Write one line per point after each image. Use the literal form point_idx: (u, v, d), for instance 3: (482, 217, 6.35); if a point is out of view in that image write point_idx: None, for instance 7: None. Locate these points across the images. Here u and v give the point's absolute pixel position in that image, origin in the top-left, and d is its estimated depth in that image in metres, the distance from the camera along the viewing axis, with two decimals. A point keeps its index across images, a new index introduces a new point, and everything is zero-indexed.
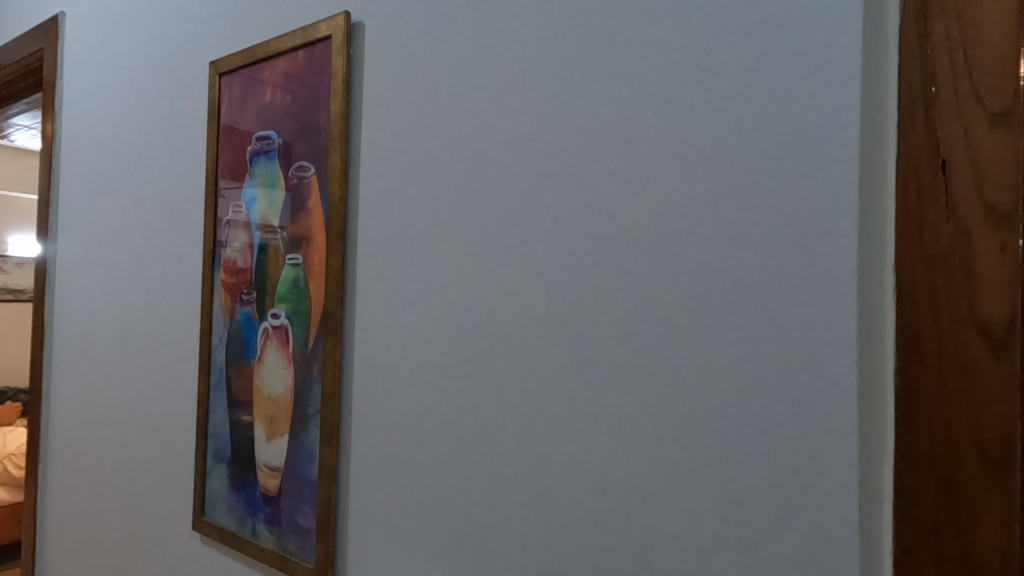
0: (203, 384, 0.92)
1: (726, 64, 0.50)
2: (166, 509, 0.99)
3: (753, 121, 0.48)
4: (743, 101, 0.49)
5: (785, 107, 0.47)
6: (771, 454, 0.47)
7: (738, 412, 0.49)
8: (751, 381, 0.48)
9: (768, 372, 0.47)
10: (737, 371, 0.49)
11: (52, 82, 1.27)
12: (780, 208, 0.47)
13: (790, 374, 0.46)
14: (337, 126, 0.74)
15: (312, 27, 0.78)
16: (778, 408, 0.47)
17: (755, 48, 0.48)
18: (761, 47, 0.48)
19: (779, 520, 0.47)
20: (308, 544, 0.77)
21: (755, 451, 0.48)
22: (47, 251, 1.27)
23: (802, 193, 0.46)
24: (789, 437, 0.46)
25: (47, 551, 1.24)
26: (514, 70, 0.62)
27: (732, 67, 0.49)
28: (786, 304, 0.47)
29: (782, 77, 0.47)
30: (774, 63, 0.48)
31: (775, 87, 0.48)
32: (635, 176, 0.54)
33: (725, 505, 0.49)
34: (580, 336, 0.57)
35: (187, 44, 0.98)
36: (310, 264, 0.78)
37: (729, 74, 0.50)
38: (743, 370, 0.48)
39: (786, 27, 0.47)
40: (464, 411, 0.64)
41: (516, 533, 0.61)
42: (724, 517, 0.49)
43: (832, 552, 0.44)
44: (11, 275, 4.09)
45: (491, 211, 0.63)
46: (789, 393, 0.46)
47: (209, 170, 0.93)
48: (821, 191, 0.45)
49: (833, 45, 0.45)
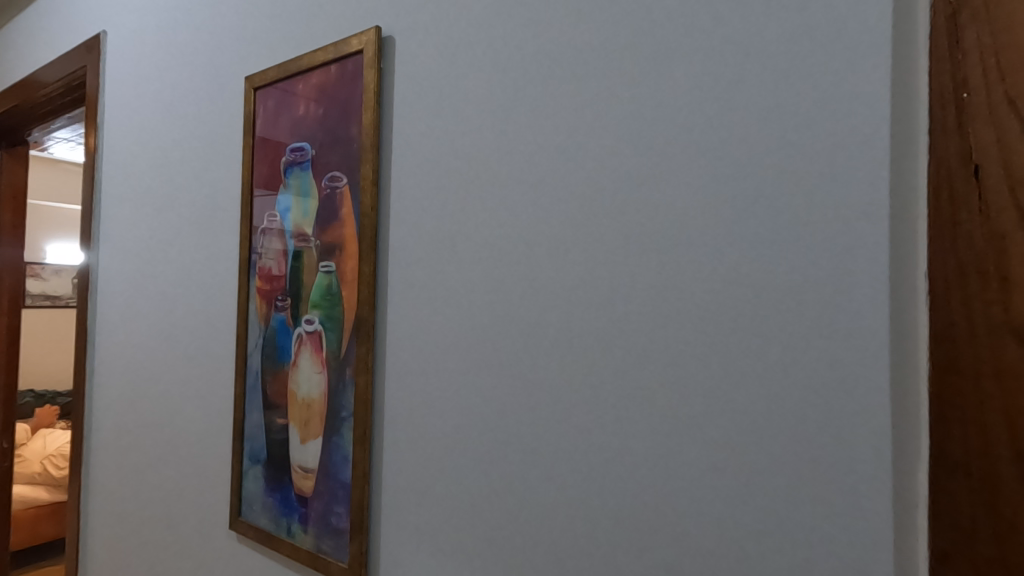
0: (240, 388, 0.95)
1: (754, 71, 0.50)
2: (205, 509, 1.03)
3: (781, 127, 0.49)
4: (771, 109, 0.49)
5: (814, 113, 0.47)
6: (802, 459, 0.48)
7: (768, 418, 0.49)
8: (782, 387, 0.48)
9: (798, 378, 0.48)
10: (768, 376, 0.49)
11: (94, 97, 1.33)
12: (810, 215, 0.47)
13: (822, 380, 0.47)
14: (368, 137, 0.76)
15: (344, 42, 0.80)
16: (809, 412, 0.47)
17: (784, 54, 0.49)
18: (790, 57, 0.49)
19: (812, 524, 0.47)
20: (342, 543, 0.79)
21: (787, 456, 0.48)
22: (91, 259, 1.33)
23: (832, 201, 0.46)
24: (820, 441, 0.47)
25: (91, 548, 1.29)
26: (542, 80, 0.64)
27: (760, 75, 0.50)
28: (817, 310, 0.47)
29: (810, 84, 0.48)
30: (802, 70, 0.48)
31: (803, 94, 0.48)
32: (662, 185, 0.55)
33: (757, 508, 0.50)
34: (610, 341, 0.58)
35: (223, 59, 1.02)
36: (342, 272, 0.80)
37: (756, 82, 0.50)
38: (774, 376, 0.49)
39: (815, 35, 0.48)
40: (495, 414, 0.66)
41: (548, 535, 0.62)
42: (754, 521, 0.50)
43: (866, 557, 0.45)
44: (49, 282, 4.24)
45: (520, 217, 0.65)
46: (821, 398, 0.47)
47: (245, 180, 0.96)
48: (851, 199, 0.46)
49: (862, 52, 0.45)
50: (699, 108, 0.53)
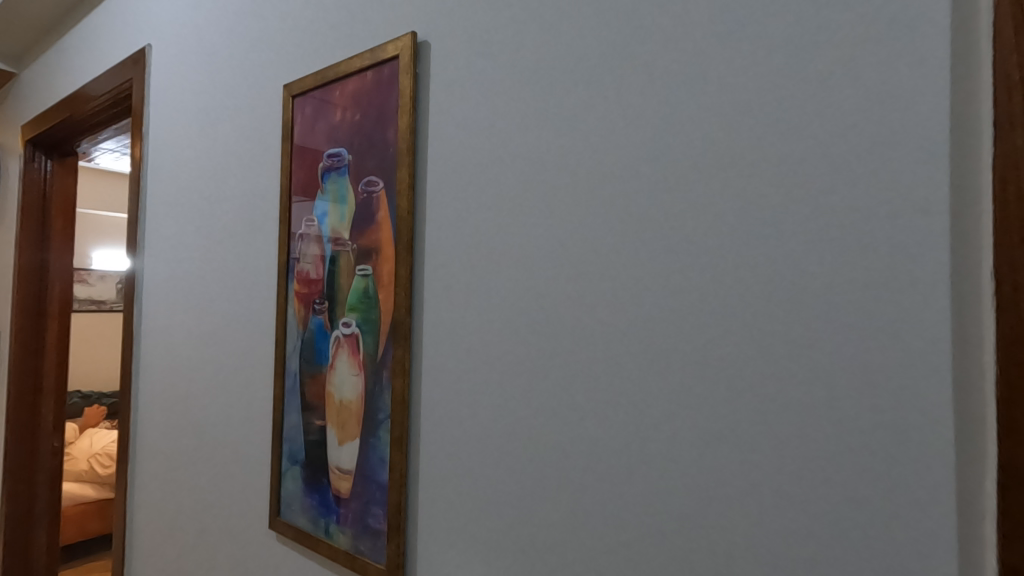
0: (279, 389, 0.97)
1: (800, 65, 0.49)
2: (246, 508, 1.05)
3: (831, 122, 0.47)
4: (817, 105, 0.48)
5: (866, 106, 0.46)
6: (856, 465, 0.46)
7: (819, 423, 0.48)
8: (832, 392, 0.47)
9: (850, 383, 0.46)
10: (818, 378, 0.48)
11: (140, 109, 1.38)
12: (862, 213, 0.46)
13: (875, 385, 0.45)
14: (405, 141, 0.77)
15: (380, 48, 0.81)
16: (862, 417, 0.45)
17: (832, 46, 0.48)
18: (837, 51, 0.47)
19: (867, 534, 0.45)
20: (379, 545, 0.79)
21: (840, 464, 0.46)
22: (136, 264, 1.38)
23: (885, 199, 0.45)
24: (876, 446, 0.45)
25: (136, 545, 1.34)
26: (579, 81, 0.64)
27: (808, 69, 0.49)
28: (870, 310, 0.45)
29: (862, 78, 0.46)
30: (851, 63, 0.47)
31: (855, 87, 0.46)
32: (704, 185, 0.54)
33: (808, 517, 0.48)
34: (650, 342, 0.57)
35: (262, 69, 1.05)
36: (379, 275, 0.81)
37: (803, 76, 0.49)
38: (823, 380, 0.47)
39: (866, 26, 0.46)
40: (533, 416, 0.66)
41: (587, 539, 0.61)
42: (804, 528, 0.48)
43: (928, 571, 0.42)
44: (95, 287, 4.42)
45: (557, 218, 0.64)
46: (875, 404, 0.45)
47: (283, 186, 0.98)
48: (906, 197, 0.44)
49: (918, 41, 0.44)
50: (742, 105, 0.52)
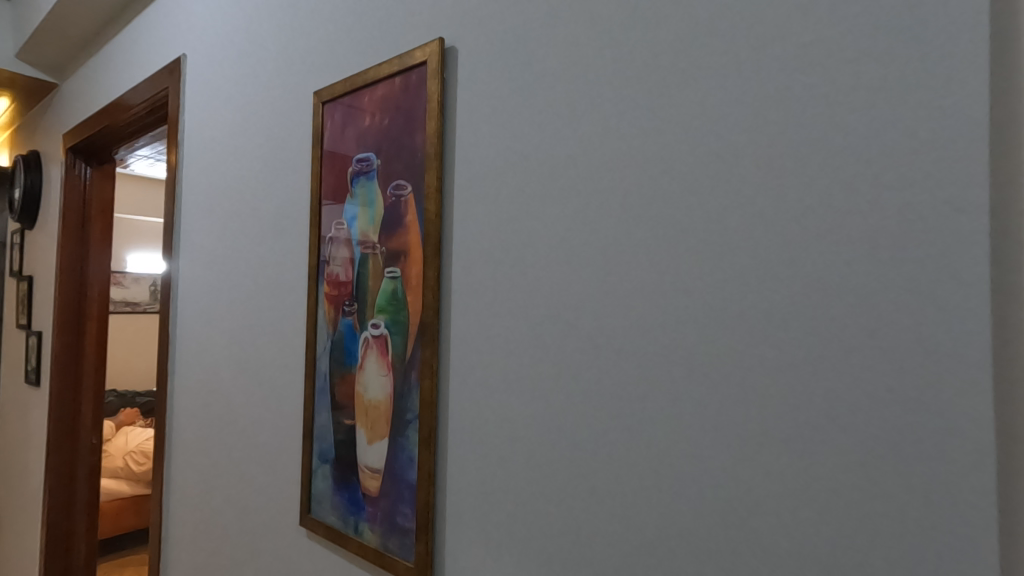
0: (309, 389, 0.99)
1: (831, 65, 0.49)
2: (277, 506, 1.07)
3: (865, 123, 0.47)
4: (849, 107, 0.48)
5: (900, 106, 0.46)
6: (890, 466, 0.46)
7: (854, 426, 0.48)
8: (866, 395, 0.47)
9: (885, 385, 0.46)
10: (852, 378, 0.48)
11: (175, 117, 1.43)
12: (897, 215, 0.46)
13: (911, 388, 0.45)
14: (433, 146, 0.78)
15: (408, 54, 0.83)
16: (898, 419, 0.45)
17: (865, 46, 0.47)
18: (869, 52, 0.47)
19: (905, 537, 0.45)
20: (408, 542, 0.81)
21: (876, 466, 0.46)
22: (171, 268, 1.42)
23: (921, 200, 0.44)
24: (912, 449, 0.45)
25: (171, 539, 1.38)
26: (608, 84, 0.64)
27: (839, 70, 0.49)
28: (906, 311, 0.45)
29: (895, 78, 0.46)
30: (884, 62, 0.46)
31: (887, 86, 0.46)
32: (732, 189, 0.55)
33: (843, 518, 0.48)
34: (681, 342, 0.57)
35: (293, 77, 1.08)
36: (407, 277, 0.82)
37: (835, 75, 0.49)
38: (857, 382, 0.47)
39: (899, 24, 0.46)
40: (562, 416, 0.67)
41: (618, 538, 0.62)
42: (839, 528, 0.48)
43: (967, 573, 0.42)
44: (130, 289, 4.57)
45: (586, 220, 0.65)
46: (911, 406, 0.45)
47: (313, 191, 1.00)
48: (943, 199, 0.44)
49: (955, 40, 0.43)
50: (770, 107, 0.52)
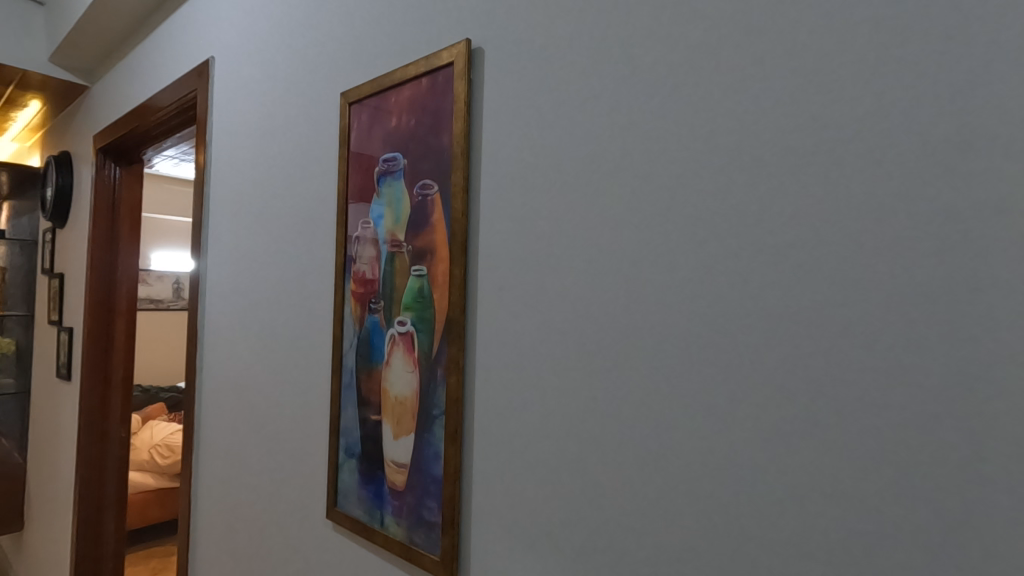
0: (336, 384, 1.01)
1: (860, 67, 0.50)
2: (304, 499, 1.09)
3: (895, 125, 0.48)
4: (878, 109, 0.49)
5: (929, 109, 0.46)
6: (918, 465, 0.46)
7: (882, 426, 0.48)
8: (895, 395, 0.47)
9: (913, 385, 0.47)
10: (880, 378, 0.48)
11: (204, 118, 1.46)
12: (927, 216, 0.46)
13: (939, 387, 0.45)
14: (460, 146, 0.80)
15: (435, 55, 0.84)
16: (928, 418, 0.46)
17: (894, 48, 0.48)
18: (899, 55, 0.48)
19: (931, 534, 0.46)
20: (434, 536, 0.82)
21: (904, 465, 0.47)
22: (199, 265, 1.46)
23: (950, 202, 0.45)
24: (940, 448, 0.45)
25: (199, 530, 1.41)
26: (636, 84, 0.65)
27: (869, 72, 0.49)
28: (935, 312, 0.46)
29: (924, 81, 0.46)
30: (915, 65, 0.47)
31: (917, 89, 0.47)
32: (759, 190, 0.55)
33: (870, 516, 0.49)
34: (709, 340, 0.58)
35: (320, 77, 1.10)
36: (433, 275, 0.84)
37: (864, 78, 0.49)
38: (885, 381, 0.48)
39: (929, 27, 0.46)
40: (588, 412, 0.68)
41: (644, 534, 0.63)
42: (866, 526, 0.49)
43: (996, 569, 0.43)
44: (153, 287, 4.68)
45: (613, 220, 0.66)
46: (940, 405, 0.45)
47: (340, 191, 1.02)
48: (972, 202, 0.44)
49: (987, 44, 0.44)
50: (798, 110, 0.53)
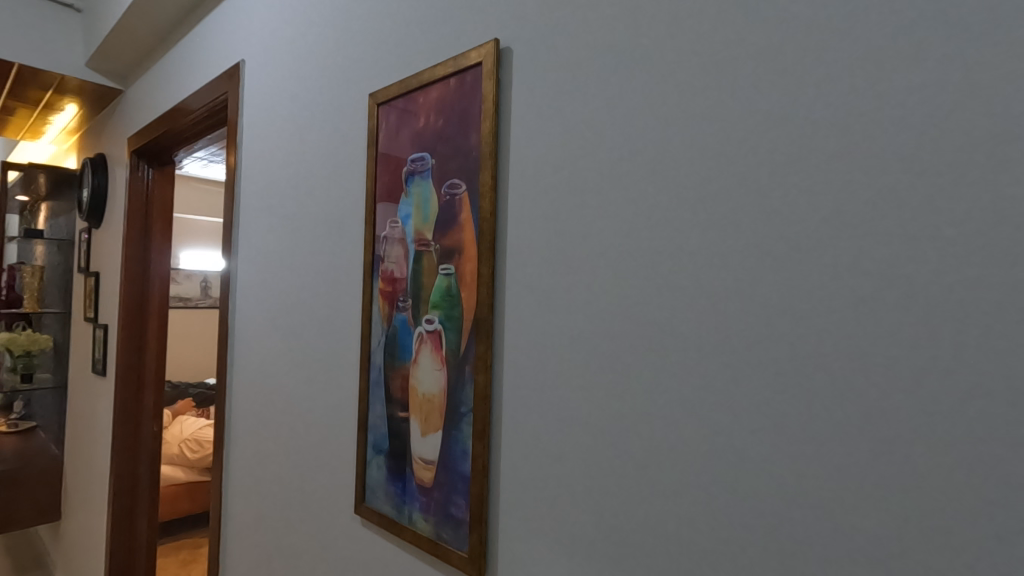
0: (364, 382, 1.02)
1: (894, 64, 0.49)
2: (334, 495, 1.11)
3: (929, 123, 0.47)
4: (914, 107, 0.47)
5: (966, 107, 0.45)
6: (954, 470, 0.45)
7: (915, 429, 0.47)
8: (929, 398, 0.46)
9: (949, 389, 0.45)
10: (915, 381, 0.47)
11: (235, 120, 1.49)
12: (963, 216, 0.45)
13: (976, 391, 0.44)
14: (488, 146, 0.80)
15: (464, 55, 0.85)
16: (963, 423, 0.45)
17: (930, 43, 0.47)
18: (934, 51, 0.47)
19: (966, 539, 0.45)
20: (462, 533, 0.83)
21: (938, 470, 0.46)
22: (230, 264, 1.49)
23: (987, 201, 0.44)
24: (975, 453, 0.44)
25: (230, 524, 1.44)
26: (663, 84, 0.65)
27: (902, 69, 0.48)
28: (972, 314, 0.45)
29: (959, 78, 0.45)
30: (951, 61, 0.46)
31: (951, 87, 0.46)
32: (790, 190, 0.55)
33: (902, 520, 0.48)
34: (742, 337, 0.57)
35: (349, 78, 1.11)
36: (462, 274, 0.84)
37: (898, 75, 0.48)
38: (920, 386, 0.47)
39: (965, 22, 0.45)
40: (617, 411, 0.67)
41: (673, 534, 0.62)
42: (898, 530, 0.48)
43: None
44: (182, 285, 4.80)
45: (640, 220, 0.66)
46: (976, 409, 0.44)
47: (368, 191, 1.03)
48: (1009, 201, 0.43)
49: None
50: (831, 108, 0.52)
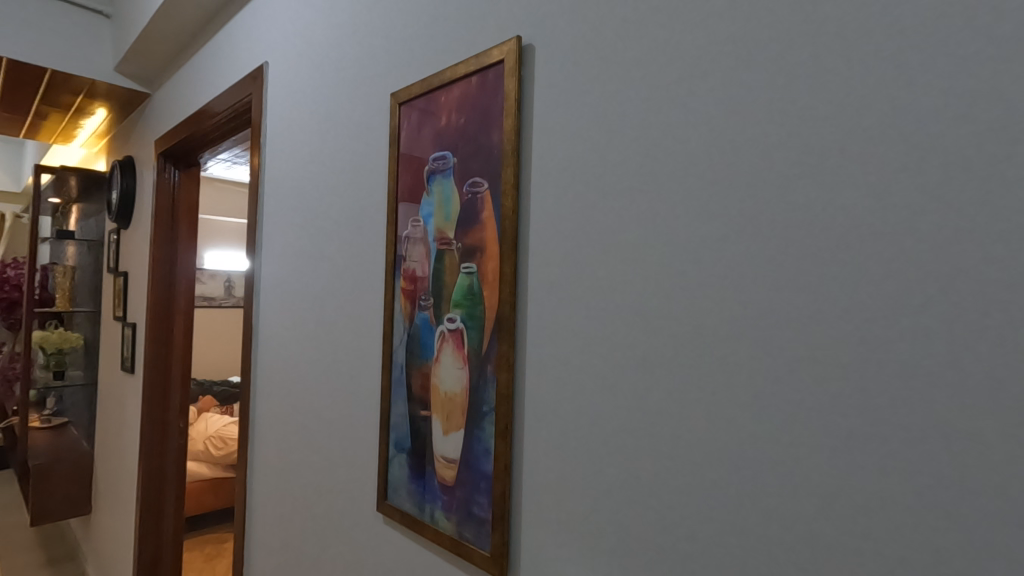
0: (386, 380, 1.03)
1: (928, 55, 0.47)
2: (356, 492, 1.12)
3: (964, 115, 0.45)
4: (949, 99, 0.46)
5: (1003, 98, 0.43)
6: (991, 475, 0.43)
7: (950, 433, 0.45)
8: (966, 401, 0.45)
9: (985, 391, 0.44)
10: (949, 383, 0.45)
11: (259, 122, 1.51)
12: (1000, 212, 0.43)
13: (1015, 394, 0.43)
14: (510, 143, 0.80)
15: (485, 53, 0.84)
16: (1000, 427, 0.43)
17: (967, 32, 0.45)
18: (970, 41, 0.45)
19: (1004, 548, 0.43)
20: (484, 532, 0.83)
21: (975, 476, 0.44)
22: (254, 264, 1.51)
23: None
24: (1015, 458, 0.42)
25: (254, 519, 1.46)
26: (686, 80, 0.64)
27: (936, 60, 0.46)
28: (1011, 313, 0.43)
29: (996, 69, 0.44)
30: (988, 51, 0.44)
31: (987, 77, 0.44)
32: (818, 187, 0.53)
33: (936, 527, 0.46)
34: (770, 335, 0.56)
35: (371, 79, 1.12)
36: (484, 273, 0.84)
37: (931, 66, 0.47)
38: (955, 388, 0.45)
39: (1003, 10, 0.44)
40: (639, 411, 0.66)
41: (696, 537, 0.61)
42: (931, 537, 0.46)
43: None
44: (207, 285, 4.90)
45: (663, 219, 0.65)
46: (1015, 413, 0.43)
47: (390, 190, 1.04)
48: None
49: None
50: (861, 101, 0.51)
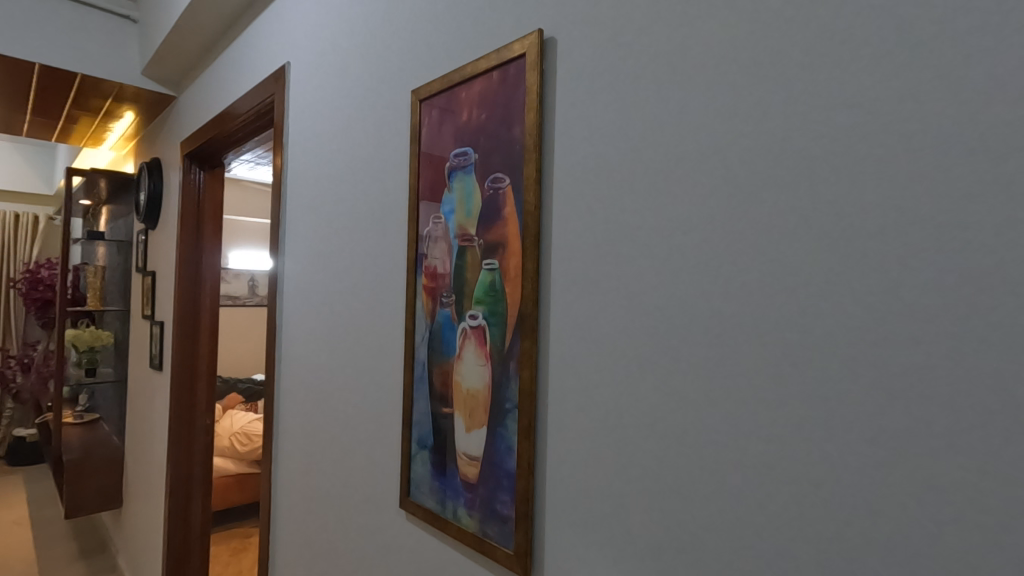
0: (409, 377, 1.03)
1: (969, 39, 0.45)
2: (379, 488, 1.12)
3: (1008, 102, 0.43)
4: (991, 85, 0.44)
5: None
6: None
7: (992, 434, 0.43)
8: (1009, 400, 0.43)
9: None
10: (992, 381, 0.43)
11: (281, 122, 1.53)
12: None
13: None
14: (532, 138, 0.79)
15: (507, 47, 0.84)
16: None
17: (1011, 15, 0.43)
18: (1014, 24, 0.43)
19: None
20: (507, 530, 0.82)
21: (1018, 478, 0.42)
22: (278, 262, 1.53)
23: None
24: None
25: (279, 514, 1.48)
26: (711, 70, 0.62)
27: (977, 44, 0.44)
28: None
29: None
30: None
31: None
32: (851, 179, 0.51)
33: (976, 530, 0.44)
34: (801, 331, 0.54)
35: (392, 76, 1.12)
36: (506, 269, 0.83)
37: (972, 52, 0.45)
38: (998, 386, 0.43)
39: None
40: (663, 410, 0.65)
41: (722, 538, 0.60)
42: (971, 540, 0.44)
43: None
44: (231, 284, 4.98)
45: (688, 213, 0.64)
46: None
47: (411, 187, 1.03)
48: None
49: None
50: (896, 89, 0.49)
